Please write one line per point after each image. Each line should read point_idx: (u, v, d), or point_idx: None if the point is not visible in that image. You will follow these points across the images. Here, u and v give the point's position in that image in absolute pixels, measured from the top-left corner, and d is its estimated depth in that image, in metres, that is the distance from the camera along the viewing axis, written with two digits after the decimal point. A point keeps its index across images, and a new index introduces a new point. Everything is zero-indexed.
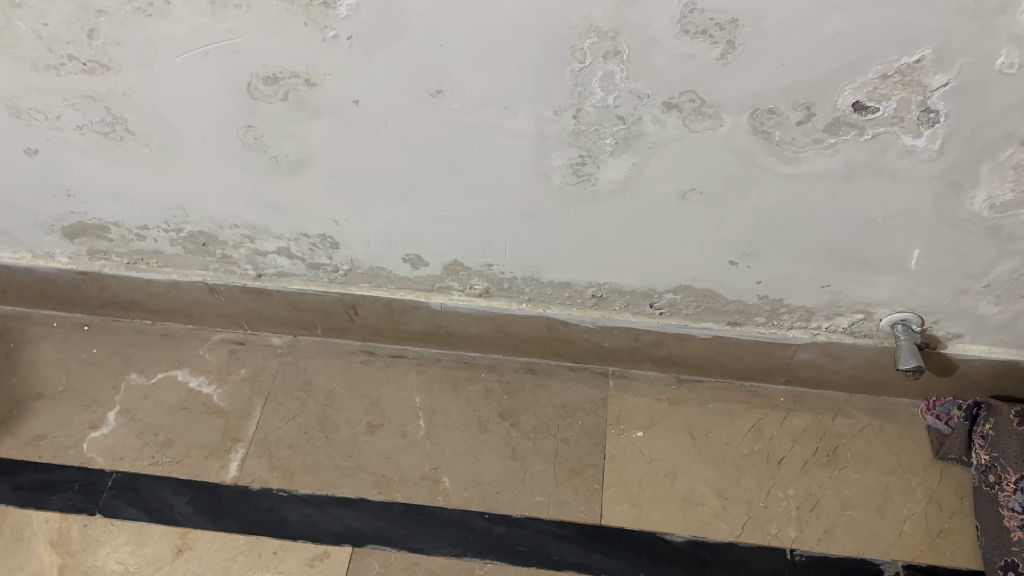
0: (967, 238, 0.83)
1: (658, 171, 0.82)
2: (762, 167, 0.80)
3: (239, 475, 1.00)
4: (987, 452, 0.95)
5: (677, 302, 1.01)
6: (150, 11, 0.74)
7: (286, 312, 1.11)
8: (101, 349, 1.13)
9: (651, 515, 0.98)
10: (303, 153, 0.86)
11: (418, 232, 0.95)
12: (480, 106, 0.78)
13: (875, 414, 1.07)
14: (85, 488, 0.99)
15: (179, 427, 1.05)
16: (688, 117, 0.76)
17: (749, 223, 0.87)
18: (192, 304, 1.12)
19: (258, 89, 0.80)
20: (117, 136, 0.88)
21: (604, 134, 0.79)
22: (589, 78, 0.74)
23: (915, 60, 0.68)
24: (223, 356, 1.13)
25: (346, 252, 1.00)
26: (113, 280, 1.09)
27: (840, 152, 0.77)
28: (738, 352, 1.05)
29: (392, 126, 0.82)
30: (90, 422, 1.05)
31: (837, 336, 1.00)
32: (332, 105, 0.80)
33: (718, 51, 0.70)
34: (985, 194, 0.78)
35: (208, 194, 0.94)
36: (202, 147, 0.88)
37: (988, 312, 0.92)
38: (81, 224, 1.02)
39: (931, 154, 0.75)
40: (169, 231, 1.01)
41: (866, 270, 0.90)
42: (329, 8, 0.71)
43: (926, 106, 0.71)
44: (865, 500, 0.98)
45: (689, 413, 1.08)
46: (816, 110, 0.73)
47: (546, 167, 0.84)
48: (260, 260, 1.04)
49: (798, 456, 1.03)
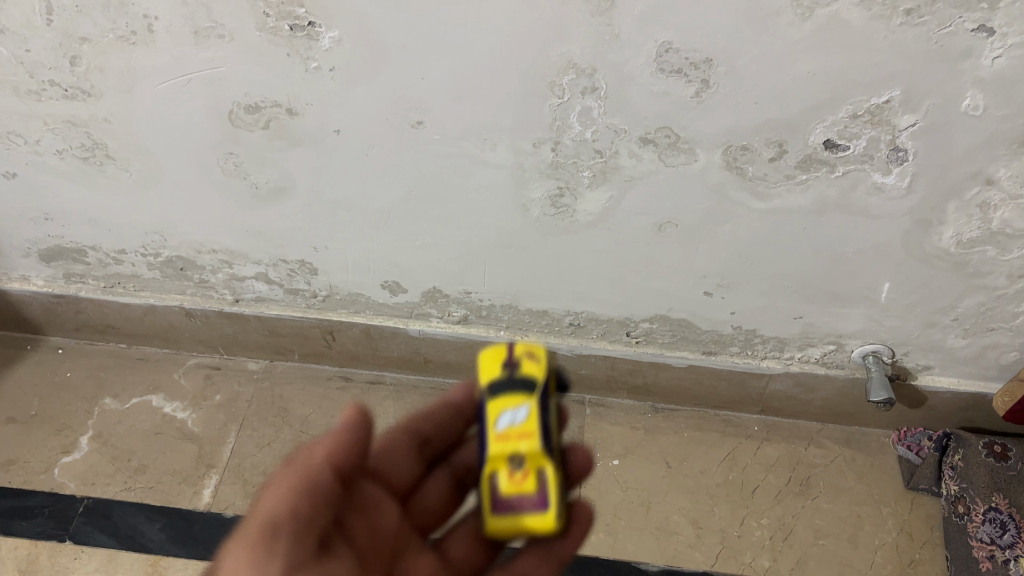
0: (935, 273, 0.85)
1: (635, 204, 0.84)
2: (736, 202, 0.81)
3: (212, 501, 1.00)
4: (956, 482, 0.97)
5: (653, 331, 1.02)
6: (133, 40, 0.75)
7: (263, 337, 1.11)
8: (75, 372, 1.13)
9: (626, 545, 0.98)
10: (282, 180, 0.87)
11: (397, 259, 0.96)
12: (460, 138, 0.79)
13: (847, 444, 1.08)
14: (56, 513, 0.97)
15: (153, 452, 1.04)
16: (664, 152, 0.78)
17: (723, 255, 0.88)
18: (168, 328, 1.12)
19: (239, 118, 0.80)
20: (97, 161, 0.88)
21: (582, 166, 0.80)
22: (567, 113, 0.75)
23: (884, 101, 0.70)
24: (197, 381, 1.12)
25: (325, 278, 1.00)
26: (88, 304, 1.09)
27: (811, 189, 0.79)
28: (713, 382, 1.07)
29: (373, 156, 0.82)
30: (62, 447, 1.04)
31: (810, 367, 1.02)
32: (313, 134, 0.81)
33: (693, 88, 0.71)
34: (952, 231, 0.80)
35: (187, 219, 0.94)
36: (181, 173, 0.88)
37: (957, 344, 0.94)
38: (58, 247, 1.02)
39: (900, 191, 0.77)
40: (147, 256, 1.01)
41: (838, 303, 0.92)
42: (312, 40, 0.72)
43: (895, 145, 0.73)
44: (837, 530, 0.99)
45: (664, 442, 1.08)
46: (789, 147, 0.75)
47: (525, 199, 0.85)
48: (237, 285, 1.04)
49: (771, 485, 1.04)
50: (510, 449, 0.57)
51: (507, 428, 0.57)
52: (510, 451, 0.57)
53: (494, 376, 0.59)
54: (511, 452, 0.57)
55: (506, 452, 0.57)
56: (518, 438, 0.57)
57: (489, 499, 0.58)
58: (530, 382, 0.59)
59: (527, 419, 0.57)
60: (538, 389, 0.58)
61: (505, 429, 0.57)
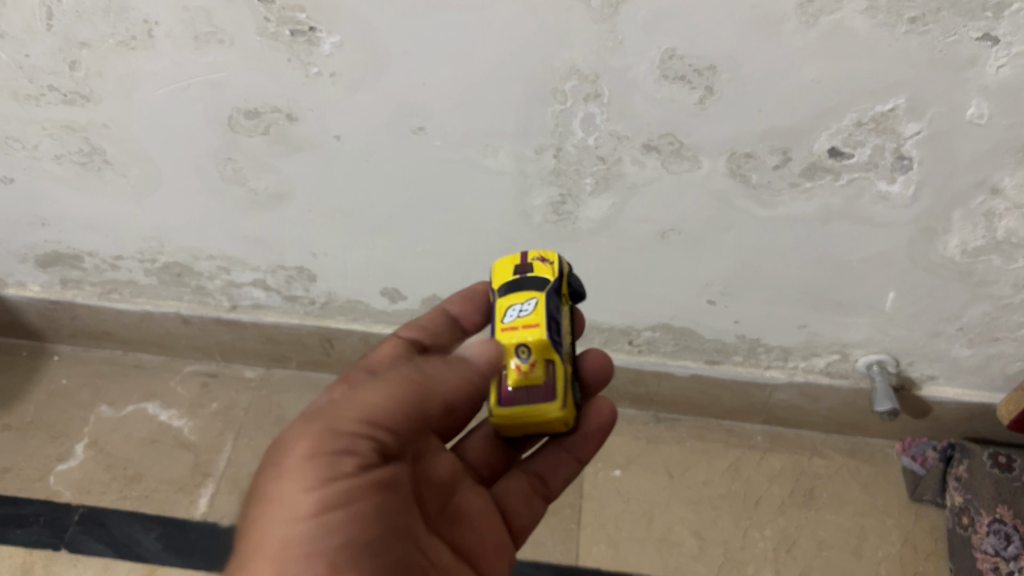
0: (940, 282, 0.84)
1: (638, 212, 0.83)
2: (740, 210, 0.81)
3: (209, 511, 0.99)
4: (961, 494, 0.97)
5: (655, 340, 1.01)
6: (133, 45, 0.74)
7: (261, 345, 1.10)
8: (71, 379, 1.12)
9: (627, 556, 0.97)
10: (281, 186, 0.86)
11: (397, 266, 0.95)
12: (462, 144, 0.78)
13: (850, 454, 1.07)
14: (51, 522, 0.96)
15: (149, 461, 1.03)
16: (667, 159, 0.77)
17: (726, 264, 0.88)
18: (166, 335, 1.11)
19: (239, 123, 0.80)
20: (95, 166, 0.87)
21: (584, 173, 0.80)
22: (569, 119, 0.75)
23: (889, 109, 0.69)
24: (194, 389, 1.12)
25: (324, 284, 1.00)
26: (85, 310, 1.08)
27: (816, 197, 0.78)
28: (716, 392, 1.06)
29: (373, 162, 0.82)
30: (57, 454, 1.03)
31: (813, 377, 1.01)
32: (313, 139, 0.80)
33: (696, 95, 0.71)
34: (958, 240, 0.79)
35: (186, 225, 0.93)
36: (180, 179, 0.87)
37: (961, 354, 0.93)
38: (55, 253, 1.01)
39: (905, 200, 0.77)
40: (144, 262, 1.00)
41: (842, 312, 0.91)
42: (313, 45, 0.71)
43: (900, 153, 0.73)
44: (840, 542, 0.98)
45: (666, 452, 1.07)
46: (793, 155, 0.74)
47: (527, 206, 0.84)
48: (235, 292, 1.03)
49: (774, 496, 1.03)
50: (517, 339, 0.57)
51: (514, 318, 0.58)
52: (517, 341, 0.57)
53: (503, 280, 0.62)
54: (518, 339, 0.57)
55: (515, 339, 0.57)
56: (526, 328, 0.57)
57: (497, 395, 0.58)
58: (536, 280, 0.60)
59: (537, 307, 0.58)
60: (546, 290, 0.60)
61: (514, 320, 0.58)
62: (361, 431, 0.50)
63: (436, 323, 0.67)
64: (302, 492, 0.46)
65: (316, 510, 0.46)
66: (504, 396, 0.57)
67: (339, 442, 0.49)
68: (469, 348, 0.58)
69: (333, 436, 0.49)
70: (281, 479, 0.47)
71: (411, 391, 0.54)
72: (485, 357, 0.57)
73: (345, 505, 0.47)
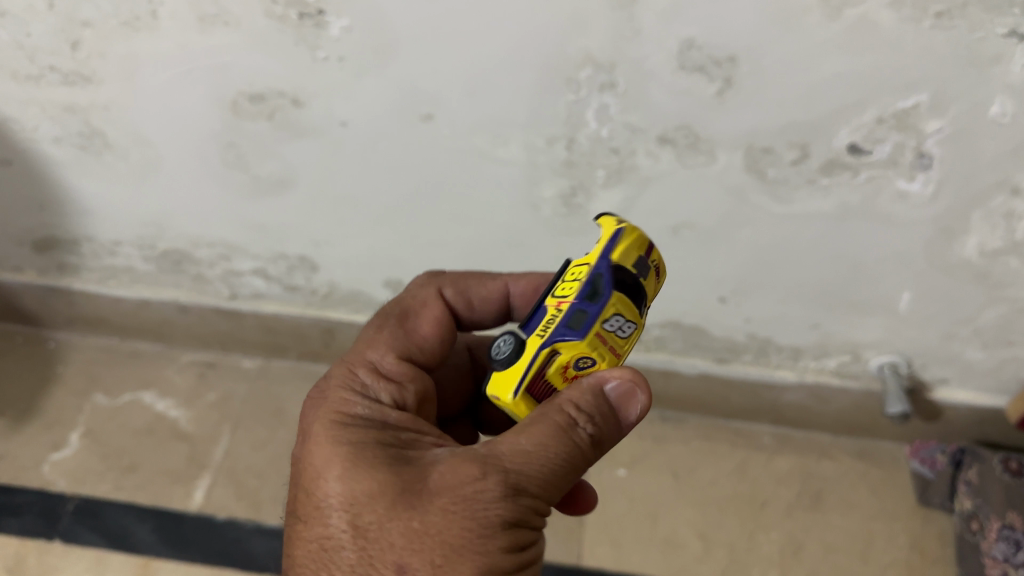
0: (956, 284, 0.83)
1: (651, 205, 0.81)
2: (756, 206, 0.79)
3: (205, 503, 0.97)
4: (970, 498, 0.95)
5: (664, 338, 0.99)
6: (137, 26, 0.72)
7: (260, 335, 1.08)
8: (66, 367, 1.10)
9: (631, 557, 0.97)
10: (284, 172, 0.84)
11: (401, 257, 0.93)
12: (472, 132, 0.76)
13: (859, 457, 1.05)
14: (45, 512, 0.95)
15: (145, 451, 1.01)
16: (683, 152, 0.75)
17: (740, 261, 0.86)
18: (162, 323, 1.08)
19: (243, 107, 0.78)
20: (95, 149, 0.85)
21: (596, 165, 0.78)
22: (583, 109, 0.73)
23: (910, 105, 0.67)
24: (191, 378, 1.09)
25: (326, 274, 0.97)
26: (81, 296, 1.06)
27: (834, 194, 0.76)
28: (725, 391, 1.04)
29: (380, 150, 0.80)
30: (51, 443, 1.01)
31: (824, 378, 0.99)
32: (318, 125, 0.78)
33: (714, 87, 0.69)
34: (976, 241, 0.77)
35: (186, 212, 0.91)
36: (181, 163, 0.85)
37: (975, 358, 0.92)
38: (52, 237, 0.98)
39: (925, 198, 0.75)
40: (142, 248, 0.98)
41: (855, 312, 0.89)
42: (321, 29, 0.69)
43: (921, 152, 0.71)
44: (847, 546, 0.97)
45: (673, 451, 1.06)
46: (811, 150, 0.72)
47: (536, 197, 0.82)
48: (235, 281, 1.00)
49: (781, 498, 1.01)
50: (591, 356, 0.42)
51: (608, 328, 0.42)
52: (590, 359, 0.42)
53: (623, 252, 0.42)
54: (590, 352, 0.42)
55: (596, 353, 0.42)
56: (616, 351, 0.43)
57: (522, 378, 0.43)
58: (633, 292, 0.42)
59: (632, 334, 0.43)
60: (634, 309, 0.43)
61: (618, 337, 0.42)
62: (536, 511, 0.45)
63: (485, 306, 0.62)
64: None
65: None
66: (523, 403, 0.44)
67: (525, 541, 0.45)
68: (620, 392, 0.44)
69: (522, 535, 0.44)
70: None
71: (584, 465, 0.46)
72: (640, 415, 0.46)
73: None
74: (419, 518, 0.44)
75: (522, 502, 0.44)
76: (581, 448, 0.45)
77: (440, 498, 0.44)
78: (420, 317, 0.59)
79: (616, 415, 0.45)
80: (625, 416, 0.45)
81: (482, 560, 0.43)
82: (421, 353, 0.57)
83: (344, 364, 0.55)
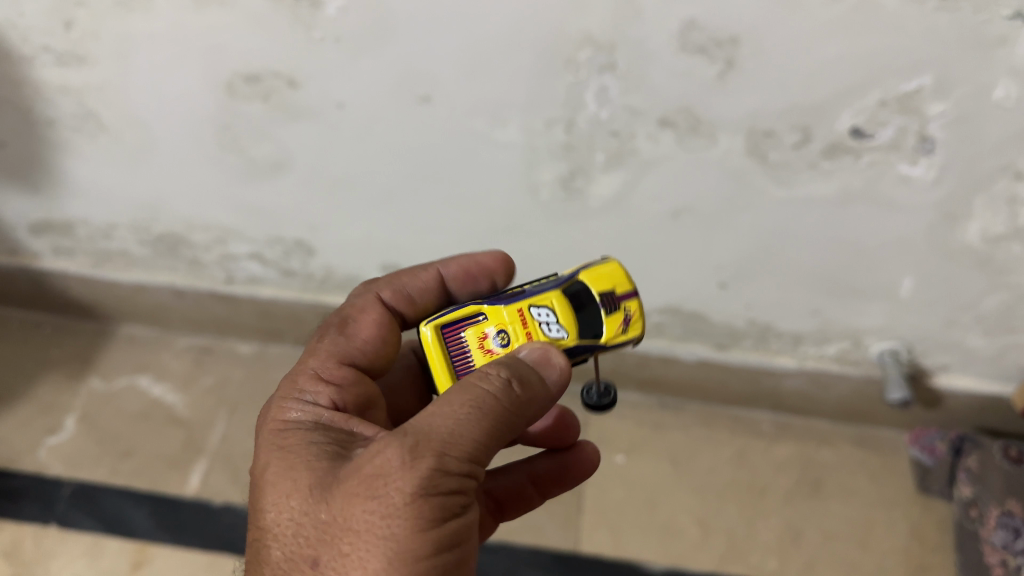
0: (958, 270, 0.82)
1: (651, 189, 0.80)
2: (757, 189, 0.78)
3: (202, 488, 0.96)
4: (970, 486, 0.94)
5: (663, 324, 0.98)
6: (131, 6, 0.71)
7: (256, 320, 1.07)
8: (62, 351, 1.09)
9: (629, 544, 0.96)
10: (280, 154, 0.83)
11: (397, 240, 0.91)
12: (470, 114, 0.75)
13: (858, 444, 1.05)
14: (41, 496, 0.94)
15: (141, 436, 1.01)
16: (683, 135, 0.74)
17: (740, 246, 0.85)
18: (159, 307, 1.08)
19: (238, 89, 0.77)
20: (89, 131, 0.84)
21: (596, 148, 0.77)
22: (583, 91, 0.72)
23: (913, 88, 0.66)
24: (187, 363, 1.09)
25: (322, 258, 0.96)
26: (77, 280, 1.05)
27: (836, 178, 0.75)
28: (725, 378, 1.03)
29: (377, 132, 0.79)
30: (47, 427, 1.00)
31: (824, 364, 0.99)
32: (314, 107, 0.77)
33: (715, 69, 0.68)
34: (978, 226, 0.77)
35: (180, 195, 0.90)
36: (176, 145, 0.84)
37: (976, 344, 0.91)
38: (47, 221, 0.98)
39: (927, 183, 0.74)
40: (138, 232, 0.97)
41: (856, 297, 0.89)
42: (317, 9, 0.68)
43: (924, 136, 0.70)
44: (846, 533, 0.97)
45: (672, 438, 1.05)
46: (814, 133, 0.71)
47: (535, 180, 0.81)
48: (232, 265, 1.00)
49: (780, 485, 1.01)
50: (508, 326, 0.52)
51: (533, 316, 0.52)
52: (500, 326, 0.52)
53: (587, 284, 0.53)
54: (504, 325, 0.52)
55: (511, 326, 0.52)
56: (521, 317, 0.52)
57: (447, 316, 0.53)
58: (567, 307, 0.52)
59: (559, 339, 0.52)
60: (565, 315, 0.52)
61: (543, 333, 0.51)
62: (449, 473, 0.44)
63: (426, 295, 0.62)
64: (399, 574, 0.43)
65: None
66: (444, 347, 0.53)
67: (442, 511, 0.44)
68: (533, 358, 0.49)
69: (433, 505, 0.44)
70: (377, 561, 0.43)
71: (505, 419, 0.47)
72: (558, 378, 0.49)
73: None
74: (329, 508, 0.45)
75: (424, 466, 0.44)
76: (490, 399, 0.46)
77: (347, 485, 0.45)
78: (359, 322, 0.59)
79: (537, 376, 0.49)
80: (540, 377, 0.49)
81: (388, 538, 0.43)
82: (363, 357, 0.58)
83: (288, 377, 0.57)
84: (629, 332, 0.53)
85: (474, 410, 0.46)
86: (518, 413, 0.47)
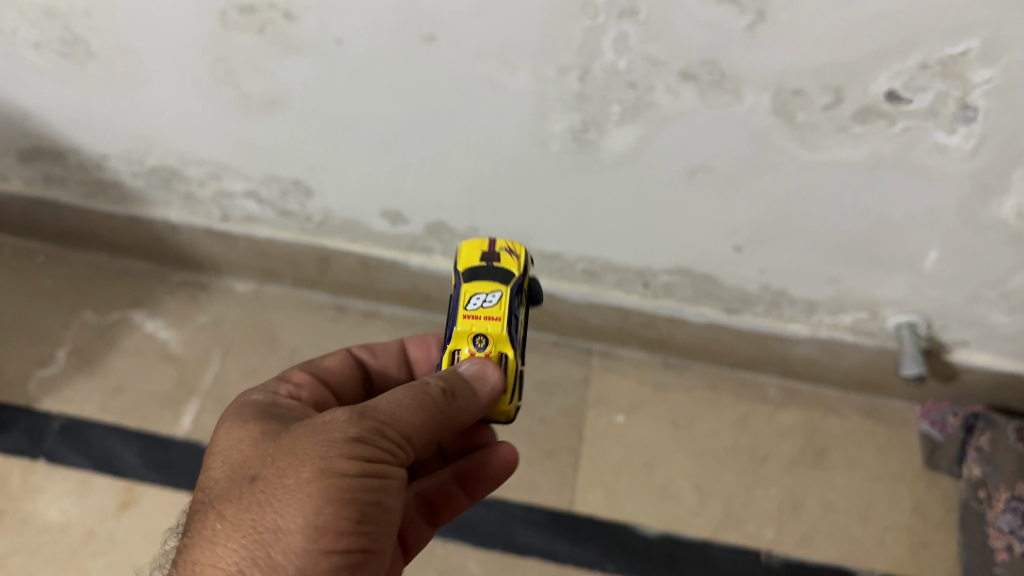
0: (989, 246, 0.77)
1: (667, 146, 0.75)
2: (781, 150, 0.73)
3: (192, 429, 0.95)
4: (980, 466, 0.91)
5: (672, 284, 0.95)
6: None
7: (253, 259, 1.04)
8: (55, 281, 1.06)
9: (624, 506, 0.94)
10: (276, 91, 0.78)
11: (399, 187, 0.87)
12: (477, 58, 0.70)
13: (867, 415, 1.02)
14: (29, 430, 0.93)
15: (133, 372, 0.99)
16: (705, 90, 0.69)
17: (758, 209, 0.80)
18: (154, 241, 1.04)
19: (232, 20, 0.72)
20: (77, 57, 0.79)
21: (611, 100, 0.72)
22: (599, 38, 0.66)
23: (960, 51, 0.60)
24: (182, 300, 1.06)
25: (321, 201, 0.92)
26: (70, 210, 1.01)
27: (866, 143, 0.70)
28: (732, 342, 1.00)
29: (379, 72, 0.74)
30: (39, 359, 0.99)
31: (838, 333, 0.95)
32: (311, 43, 0.72)
33: (746, 20, 0.62)
34: (1015, 201, 0.72)
35: (172, 127, 0.86)
36: (167, 75, 0.79)
37: (1000, 322, 0.87)
38: (37, 147, 0.94)
39: (964, 153, 0.69)
40: (131, 164, 0.93)
41: (878, 268, 0.84)
42: None
43: (965, 103, 0.64)
44: (848, 506, 0.95)
45: (674, 401, 1.03)
46: (846, 95, 0.66)
47: (545, 131, 0.76)
48: (227, 202, 0.96)
49: (782, 453, 0.99)
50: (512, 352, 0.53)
51: (472, 309, 0.54)
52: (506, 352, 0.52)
53: (467, 264, 0.56)
54: (474, 334, 0.53)
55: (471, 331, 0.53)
56: (483, 320, 0.53)
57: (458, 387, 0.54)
58: (507, 274, 0.55)
59: (501, 303, 0.53)
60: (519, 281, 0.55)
61: (474, 310, 0.53)
62: (384, 434, 0.48)
63: (388, 355, 0.67)
64: (328, 482, 0.46)
65: (341, 507, 0.46)
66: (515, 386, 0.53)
67: (374, 455, 0.48)
68: (470, 371, 0.51)
69: (367, 446, 0.47)
70: (310, 475, 0.46)
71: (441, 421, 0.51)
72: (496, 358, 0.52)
73: (365, 501, 0.47)
74: (277, 445, 0.49)
75: (367, 424, 0.48)
76: (434, 399, 0.50)
77: (298, 431, 0.49)
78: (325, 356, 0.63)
79: (470, 385, 0.51)
80: (477, 388, 0.51)
81: (321, 459, 0.47)
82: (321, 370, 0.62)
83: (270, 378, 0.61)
84: (519, 250, 0.57)
85: (413, 402, 0.50)
86: (456, 418, 0.51)
